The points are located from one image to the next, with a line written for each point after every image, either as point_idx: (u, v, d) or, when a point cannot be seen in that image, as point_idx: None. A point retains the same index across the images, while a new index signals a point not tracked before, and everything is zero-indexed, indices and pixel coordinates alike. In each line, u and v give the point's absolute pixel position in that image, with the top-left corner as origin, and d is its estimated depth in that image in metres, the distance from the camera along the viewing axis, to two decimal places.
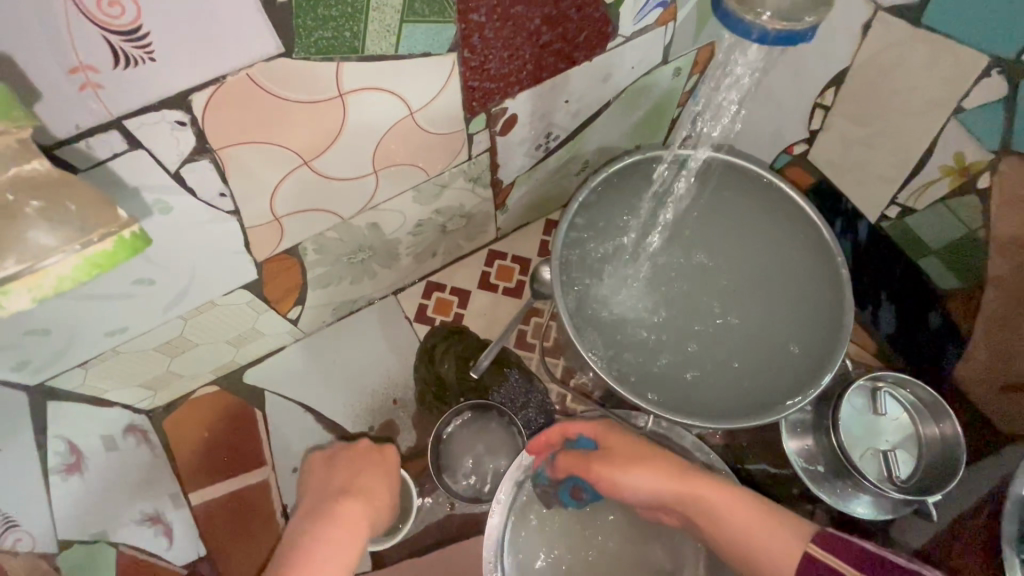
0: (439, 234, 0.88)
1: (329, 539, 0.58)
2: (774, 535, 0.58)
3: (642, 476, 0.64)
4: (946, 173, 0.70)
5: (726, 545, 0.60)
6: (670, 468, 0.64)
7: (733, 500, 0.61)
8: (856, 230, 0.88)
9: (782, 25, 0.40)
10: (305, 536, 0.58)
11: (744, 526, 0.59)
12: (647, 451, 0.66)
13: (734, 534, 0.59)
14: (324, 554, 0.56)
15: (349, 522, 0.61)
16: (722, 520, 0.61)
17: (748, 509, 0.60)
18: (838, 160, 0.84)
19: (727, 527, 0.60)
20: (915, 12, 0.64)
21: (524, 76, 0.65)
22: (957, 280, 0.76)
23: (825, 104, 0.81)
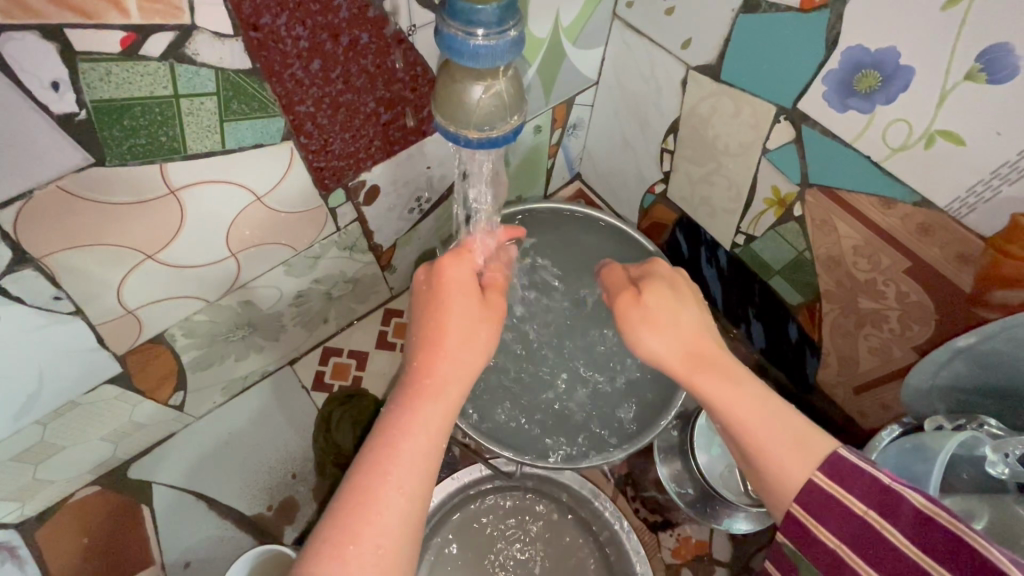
0: (327, 301, 0.88)
1: (470, 291, 0.56)
2: (789, 445, 0.49)
3: (653, 337, 0.56)
4: (769, 205, 0.79)
5: (716, 420, 0.53)
6: (687, 335, 0.55)
7: (756, 400, 0.51)
8: (717, 257, 0.96)
9: (483, 130, 0.42)
10: (459, 287, 0.56)
11: (757, 428, 0.50)
12: (689, 336, 0.55)
13: (735, 420, 0.51)
14: (464, 316, 0.55)
15: (489, 301, 0.57)
16: (732, 413, 0.51)
17: (755, 400, 0.51)
18: (689, 197, 0.92)
19: (742, 445, 0.51)
20: (714, 70, 0.73)
21: (374, 151, 0.68)
22: (799, 295, 0.84)
23: (669, 148, 0.89)
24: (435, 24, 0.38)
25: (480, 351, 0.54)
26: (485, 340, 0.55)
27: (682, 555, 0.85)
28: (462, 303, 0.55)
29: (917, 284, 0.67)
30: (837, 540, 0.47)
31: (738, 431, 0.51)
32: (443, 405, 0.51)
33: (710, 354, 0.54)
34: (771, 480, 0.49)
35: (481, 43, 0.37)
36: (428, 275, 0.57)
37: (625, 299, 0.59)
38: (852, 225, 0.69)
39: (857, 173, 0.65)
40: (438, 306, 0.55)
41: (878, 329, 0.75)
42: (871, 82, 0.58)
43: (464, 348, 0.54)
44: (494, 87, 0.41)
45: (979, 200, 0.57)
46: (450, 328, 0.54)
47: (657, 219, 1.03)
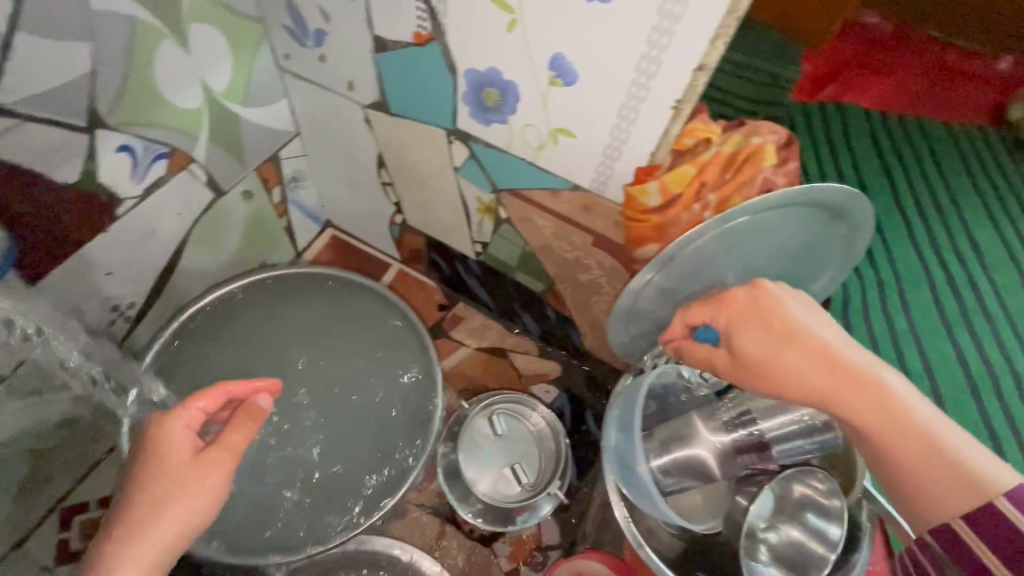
0: (36, 459, 0.73)
1: (179, 457, 0.52)
2: (919, 462, 0.41)
3: (748, 341, 0.48)
4: (482, 213, 0.84)
5: (803, 396, 0.46)
6: (805, 359, 0.45)
7: (873, 401, 0.43)
8: (471, 267, 1.00)
9: None
10: (166, 457, 0.52)
11: (864, 412, 0.43)
12: (768, 306, 0.48)
13: (884, 442, 0.42)
14: (159, 490, 0.50)
15: (202, 462, 0.53)
16: (862, 421, 0.43)
17: (889, 400, 0.42)
18: (424, 220, 0.95)
19: (875, 438, 0.42)
20: (383, 106, 0.76)
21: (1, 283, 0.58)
22: (540, 283, 0.92)
23: (387, 181, 0.91)
24: None
25: (184, 518, 0.50)
26: (191, 508, 0.50)
27: (517, 557, 0.88)
28: (165, 477, 0.51)
29: (605, 253, 0.76)
30: (1005, 503, 0.38)
31: (866, 392, 0.43)
32: None
33: (848, 371, 0.44)
34: (918, 453, 0.41)
35: None
36: (150, 434, 0.54)
37: (731, 335, 0.50)
38: (543, 217, 0.77)
39: (524, 174, 0.72)
40: (145, 486, 0.50)
41: (600, 296, 0.85)
42: (495, 98, 0.64)
43: (169, 520, 0.49)
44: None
45: (607, 176, 0.65)
46: (150, 503, 0.50)
47: (411, 247, 1.05)
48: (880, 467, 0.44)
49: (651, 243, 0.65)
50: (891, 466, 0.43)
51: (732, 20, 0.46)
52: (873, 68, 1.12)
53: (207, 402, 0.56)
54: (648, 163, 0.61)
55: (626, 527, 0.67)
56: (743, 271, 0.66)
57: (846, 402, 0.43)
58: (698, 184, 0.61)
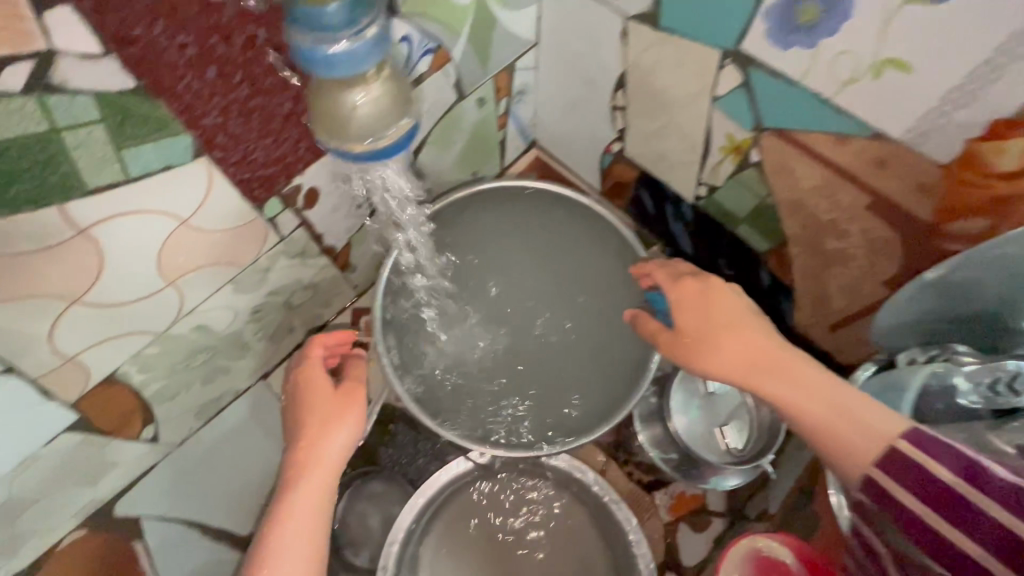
0: (289, 312, 0.86)
1: (323, 392, 0.63)
2: (827, 412, 0.50)
3: (715, 342, 0.57)
4: (726, 153, 0.76)
5: (749, 384, 0.55)
6: (749, 338, 0.56)
7: (801, 369, 0.52)
8: (683, 211, 0.93)
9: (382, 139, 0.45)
10: (311, 391, 0.63)
11: (794, 390, 0.52)
12: (722, 302, 0.58)
13: (799, 400, 0.51)
14: (318, 416, 0.61)
15: (345, 397, 0.62)
16: (795, 395, 0.51)
17: (802, 365, 0.53)
18: (646, 152, 0.89)
19: (794, 408, 0.51)
20: (652, 17, 0.69)
21: (304, 154, 0.64)
22: (766, 241, 0.82)
23: (619, 105, 0.86)
24: (296, 56, 0.41)
25: (343, 446, 0.60)
26: (341, 445, 0.60)
27: (678, 511, 0.86)
28: (315, 411, 0.61)
29: (879, 219, 0.64)
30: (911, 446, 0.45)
31: (788, 377, 0.52)
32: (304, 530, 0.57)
33: (779, 340, 0.55)
34: (831, 417, 0.49)
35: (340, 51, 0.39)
36: (292, 377, 0.65)
37: (682, 324, 0.60)
38: (809, 166, 0.67)
39: (806, 111, 0.62)
40: (311, 426, 0.60)
41: (845, 268, 0.74)
42: (812, 15, 0.55)
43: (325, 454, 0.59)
44: (372, 90, 0.43)
45: (934, 126, 0.54)
46: (313, 434, 0.60)
47: (618, 179, 1.00)
48: (811, 426, 0.50)
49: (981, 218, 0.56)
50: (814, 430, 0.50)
51: None
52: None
53: (326, 341, 0.67)
54: (1012, 116, 0.49)
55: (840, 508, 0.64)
56: None
57: (775, 381, 0.53)
58: None
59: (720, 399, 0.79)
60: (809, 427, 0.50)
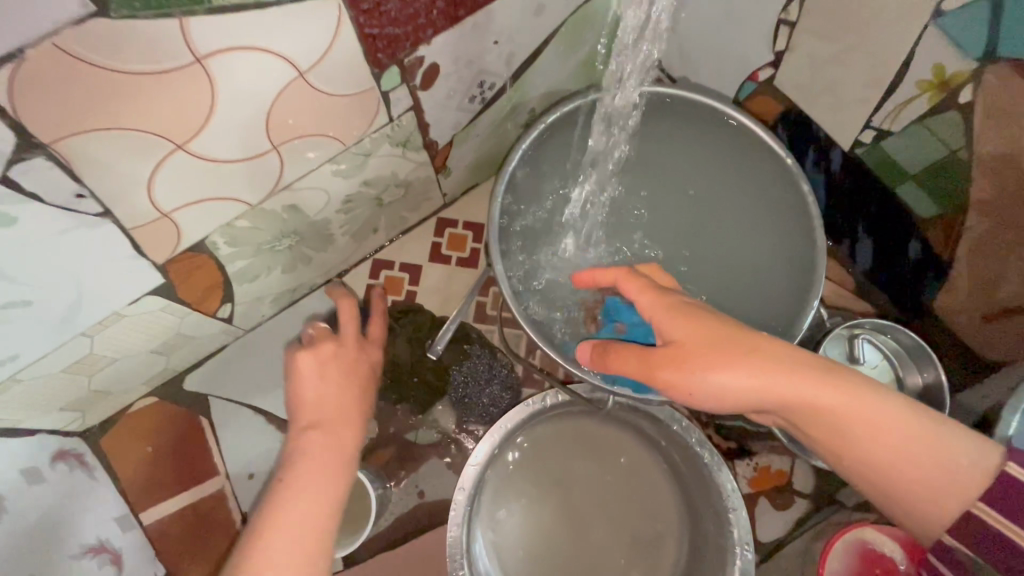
0: (378, 208, 0.79)
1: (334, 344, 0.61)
2: (901, 440, 0.47)
3: (728, 371, 0.47)
4: (924, 89, 0.62)
5: (808, 425, 0.49)
6: (781, 364, 0.48)
7: (859, 400, 0.48)
8: (828, 160, 0.80)
9: None
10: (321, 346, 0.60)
11: (867, 438, 0.48)
12: (744, 340, 0.48)
13: (865, 436, 0.48)
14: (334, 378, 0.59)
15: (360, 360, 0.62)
16: (856, 423, 0.48)
17: (863, 396, 0.48)
18: (804, 83, 0.76)
19: (876, 458, 0.48)
20: None
21: (436, 16, 0.55)
22: (936, 206, 0.70)
23: (789, 19, 0.72)
24: None
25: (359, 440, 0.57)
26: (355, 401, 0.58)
27: (759, 485, 0.80)
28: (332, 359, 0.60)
29: None
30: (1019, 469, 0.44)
31: (863, 428, 0.48)
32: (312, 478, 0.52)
33: (824, 368, 0.48)
34: (916, 455, 0.47)
35: None
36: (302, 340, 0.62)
37: (683, 340, 0.50)
38: None
39: None
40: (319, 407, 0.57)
41: None
42: None
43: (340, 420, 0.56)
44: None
45: None
46: (322, 382, 0.58)
47: (754, 113, 0.87)
48: (863, 467, 0.49)
49: None
50: (863, 471, 0.49)
51: None
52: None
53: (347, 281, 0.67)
54: None
55: None
56: None
57: (858, 434, 0.48)
58: None
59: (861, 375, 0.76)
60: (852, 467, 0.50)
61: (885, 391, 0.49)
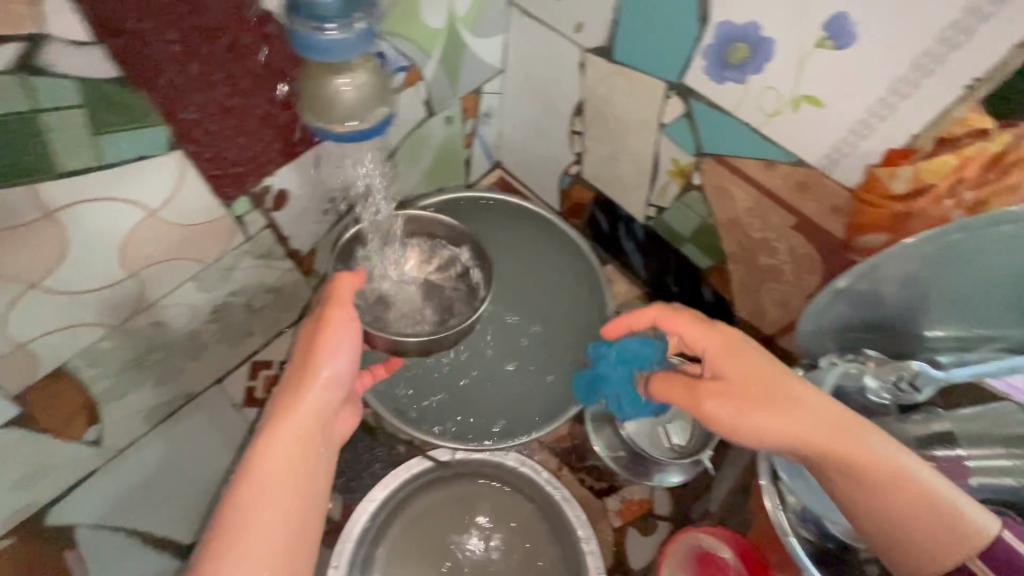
0: (249, 313, 0.86)
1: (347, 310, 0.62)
2: (845, 475, 0.53)
3: (716, 398, 0.56)
4: (671, 176, 0.83)
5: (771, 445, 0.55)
6: (757, 395, 0.55)
7: (825, 417, 0.53)
8: (634, 230, 1.00)
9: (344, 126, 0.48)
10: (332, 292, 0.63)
11: (869, 476, 0.52)
12: (784, 386, 0.55)
13: (861, 469, 0.52)
14: (340, 339, 0.61)
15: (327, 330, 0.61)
16: (838, 454, 0.52)
17: (829, 415, 0.53)
18: (601, 175, 0.96)
19: (891, 509, 0.52)
20: (607, 51, 0.76)
21: (276, 155, 0.67)
22: (709, 259, 0.90)
23: (577, 130, 0.93)
24: (287, 27, 0.44)
25: (340, 366, 0.61)
26: (342, 362, 0.61)
27: (627, 516, 0.89)
28: (329, 325, 0.61)
29: (802, 238, 0.73)
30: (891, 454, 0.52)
31: (859, 444, 0.52)
32: (292, 459, 0.56)
33: (778, 398, 0.54)
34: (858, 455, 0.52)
35: (328, 39, 0.44)
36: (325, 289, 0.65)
37: (727, 376, 0.57)
38: (743, 188, 0.74)
39: (745, 142, 0.70)
40: (294, 377, 0.60)
41: (778, 283, 0.81)
42: (741, 54, 0.62)
43: (302, 432, 0.58)
44: (354, 80, 0.47)
45: (842, 156, 0.62)
46: (317, 349, 0.60)
47: (577, 200, 1.07)
48: (870, 508, 0.53)
49: (881, 232, 0.62)
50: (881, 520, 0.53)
51: None
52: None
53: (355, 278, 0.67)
54: (904, 146, 0.57)
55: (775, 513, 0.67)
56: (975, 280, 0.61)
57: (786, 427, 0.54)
58: (955, 179, 0.55)
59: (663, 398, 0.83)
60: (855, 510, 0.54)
61: (868, 424, 0.53)
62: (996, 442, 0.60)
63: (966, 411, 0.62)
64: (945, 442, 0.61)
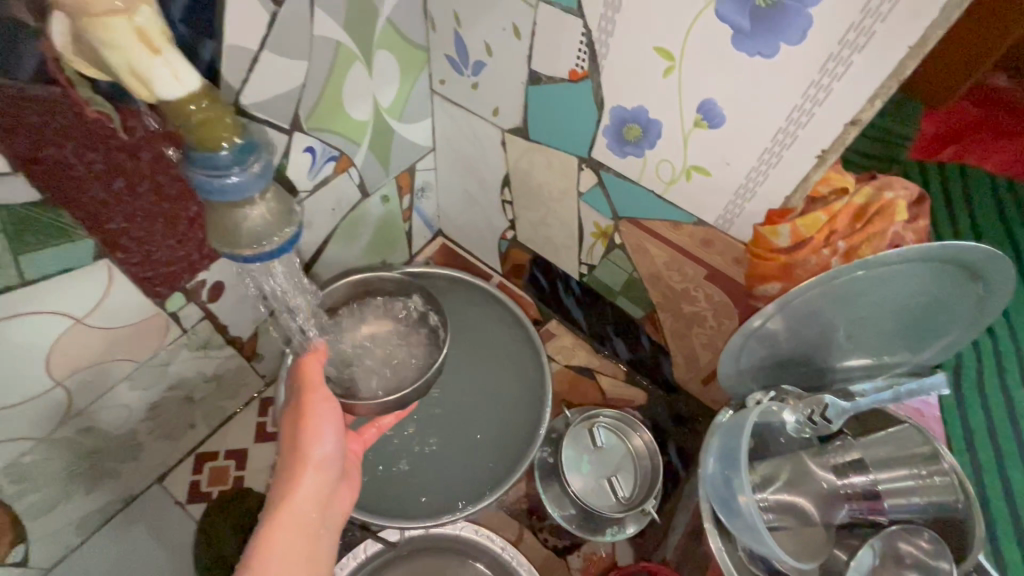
0: (190, 405, 0.85)
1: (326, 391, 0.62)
2: None
3: None
4: (596, 237, 0.90)
5: None
6: None
7: None
8: (571, 286, 1.05)
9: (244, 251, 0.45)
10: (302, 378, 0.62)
11: None
12: None
13: None
14: (326, 418, 0.60)
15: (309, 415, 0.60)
16: None
17: None
18: (535, 238, 1.02)
19: None
20: (523, 131, 0.84)
21: (209, 252, 0.69)
22: (641, 309, 0.95)
23: (507, 199, 0.99)
24: (184, 167, 0.41)
25: (326, 450, 0.59)
26: (329, 446, 0.59)
27: (590, 573, 0.89)
28: (312, 405, 0.60)
29: (714, 286, 0.79)
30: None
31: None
32: (296, 543, 0.54)
33: None
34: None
35: (227, 184, 0.41)
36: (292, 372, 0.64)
37: None
38: (658, 245, 0.81)
39: (652, 206, 0.77)
40: (287, 462, 0.58)
41: (703, 328, 0.87)
42: (635, 133, 0.70)
43: (302, 522, 0.55)
44: (260, 208, 0.44)
45: (734, 215, 0.69)
46: (306, 431, 0.58)
47: (516, 261, 1.12)
48: None
49: (774, 281, 0.68)
50: None
51: (893, 81, 0.50)
52: (995, 132, 1.06)
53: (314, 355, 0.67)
54: (781, 206, 0.64)
55: (718, 552, 0.68)
56: (868, 317, 0.68)
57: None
58: (828, 231, 0.63)
59: (604, 456, 0.84)
60: None
61: None
62: (903, 463, 0.66)
63: (875, 435, 0.69)
64: (859, 467, 0.68)
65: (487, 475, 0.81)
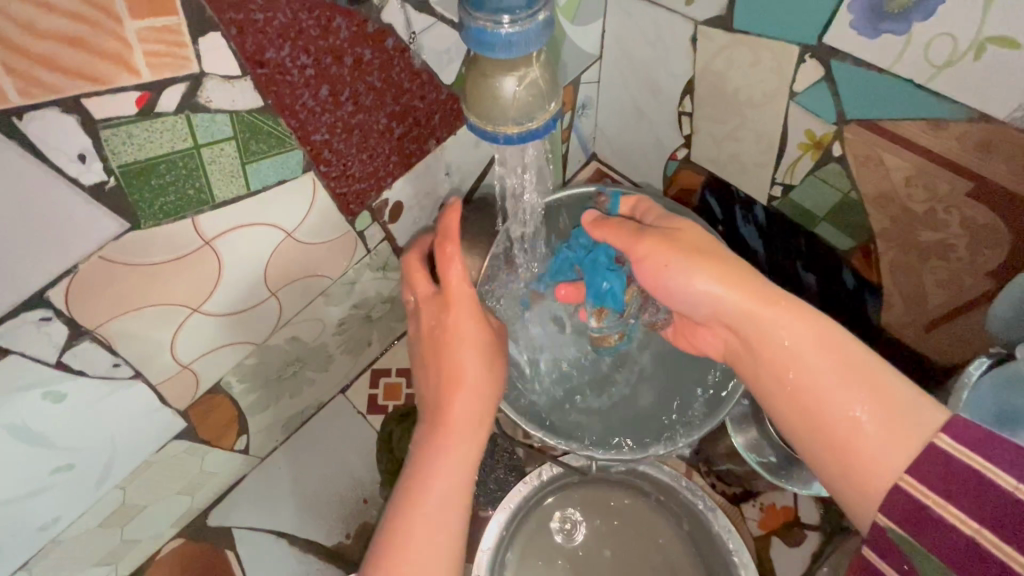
0: (369, 324, 0.89)
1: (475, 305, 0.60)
2: (871, 408, 0.48)
3: (704, 275, 0.55)
4: (805, 149, 0.74)
5: (763, 343, 0.54)
6: (796, 310, 0.53)
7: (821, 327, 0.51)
8: (753, 213, 0.90)
9: (518, 127, 0.45)
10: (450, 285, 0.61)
11: (831, 390, 0.50)
12: (785, 352, 0.52)
13: (802, 371, 0.51)
14: (472, 340, 0.59)
15: (455, 328, 0.59)
16: (812, 378, 0.51)
17: (839, 370, 0.50)
18: (716, 156, 0.88)
19: (817, 393, 0.50)
20: (726, 20, 0.70)
21: (392, 168, 0.67)
22: (850, 239, 0.78)
23: (686, 111, 0.86)
24: (460, 22, 0.41)
25: (472, 379, 0.59)
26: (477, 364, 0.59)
27: (768, 525, 0.82)
28: (462, 324, 0.59)
29: (982, 206, 0.62)
30: (915, 482, 0.44)
31: (787, 350, 0.52)
32: (449, 460, 0.56)
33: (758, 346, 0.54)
34: (857, 470, 0.48)
35: (511, 31, 0.40)
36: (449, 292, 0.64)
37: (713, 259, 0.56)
38: (900, 154, 0.65)
39: (905, 101, 0.61)
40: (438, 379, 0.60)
41: (945, 261, 0.70)
42: (902, 1, 0.55)
43: (457, 437, 0.57)
44: (525, 76, 0.43)
45: None
46: (454, 349, 0.59)
47: (682, 186, 0.98)
48: (774, 353, 0.53)
49: None
50: (813, 400, 0.51)
51: None
52: None
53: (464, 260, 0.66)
54: None
55: None
56: None
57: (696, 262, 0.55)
58: None
59: None
60: (800, 386, 0.52)
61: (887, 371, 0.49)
62: None
63: None
64: None
65: (680, 426, 0.76)
